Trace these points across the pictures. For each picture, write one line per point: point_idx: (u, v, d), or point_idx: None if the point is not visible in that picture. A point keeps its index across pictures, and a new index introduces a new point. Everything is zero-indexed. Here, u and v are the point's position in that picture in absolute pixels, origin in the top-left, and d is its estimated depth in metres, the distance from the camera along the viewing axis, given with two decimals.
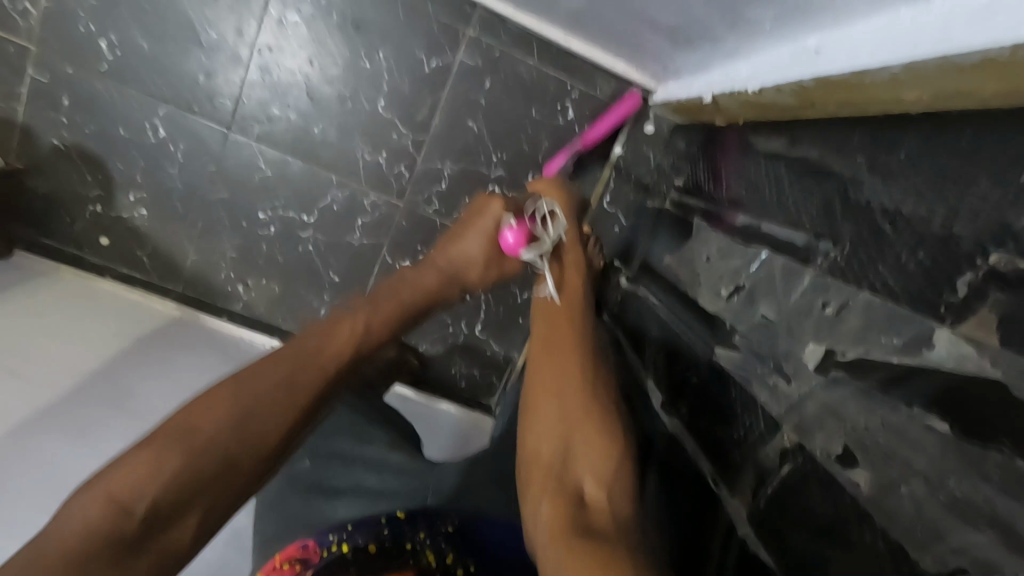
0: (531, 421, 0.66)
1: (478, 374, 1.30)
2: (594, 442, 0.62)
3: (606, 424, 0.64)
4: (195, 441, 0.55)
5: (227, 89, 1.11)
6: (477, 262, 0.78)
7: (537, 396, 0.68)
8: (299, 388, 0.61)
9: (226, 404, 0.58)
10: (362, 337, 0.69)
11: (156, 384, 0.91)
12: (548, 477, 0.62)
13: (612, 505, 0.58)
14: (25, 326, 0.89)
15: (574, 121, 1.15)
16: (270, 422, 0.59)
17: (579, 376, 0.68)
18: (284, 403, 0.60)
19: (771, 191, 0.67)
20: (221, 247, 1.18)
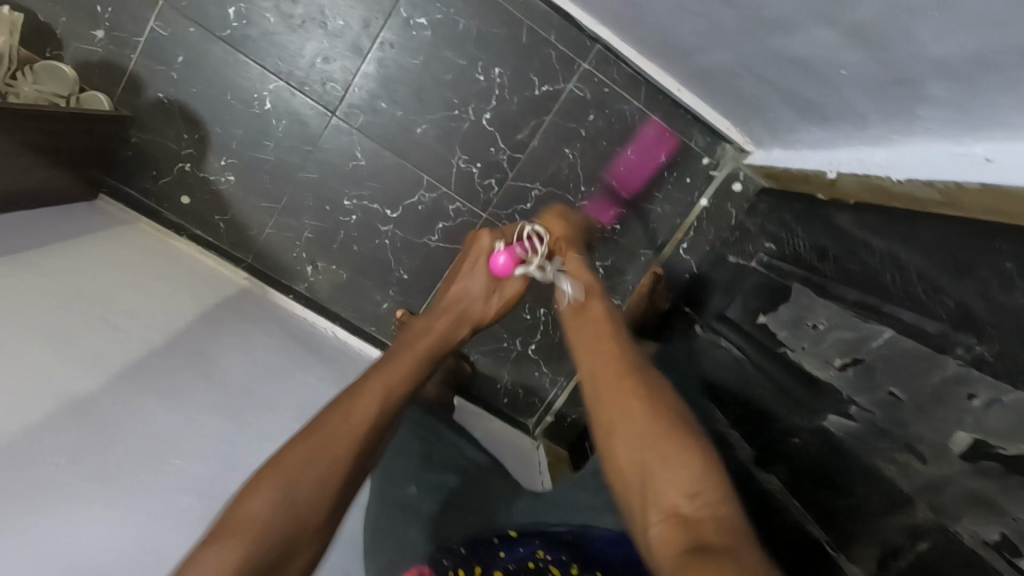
0: (611, 454, 0.60)
1: (523, 393, 1.31)
2: (672, 456, 0.55)
3: (683, 438, 0.57)
4: (272, 503, 0.52)
5: (340, 75, 1.13)
6: (481, 295, 0.81)
7: (608, 426, 0.61)
8: (343, 436, 0.58)
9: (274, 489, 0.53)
10: (393, 387, 0.64)
11: (233, 357, 0.91)
12: (645, 505, 0.55)
13: (715, 514, 0.50)
14: (111, 283, 0.87)
15: (665, 165, 1.18)
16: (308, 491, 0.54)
17: (637, 391, 0.62)
18: (333, 457, 0.56)
19: (891, 275, 0.70)
20: (300, 226, 1.19)
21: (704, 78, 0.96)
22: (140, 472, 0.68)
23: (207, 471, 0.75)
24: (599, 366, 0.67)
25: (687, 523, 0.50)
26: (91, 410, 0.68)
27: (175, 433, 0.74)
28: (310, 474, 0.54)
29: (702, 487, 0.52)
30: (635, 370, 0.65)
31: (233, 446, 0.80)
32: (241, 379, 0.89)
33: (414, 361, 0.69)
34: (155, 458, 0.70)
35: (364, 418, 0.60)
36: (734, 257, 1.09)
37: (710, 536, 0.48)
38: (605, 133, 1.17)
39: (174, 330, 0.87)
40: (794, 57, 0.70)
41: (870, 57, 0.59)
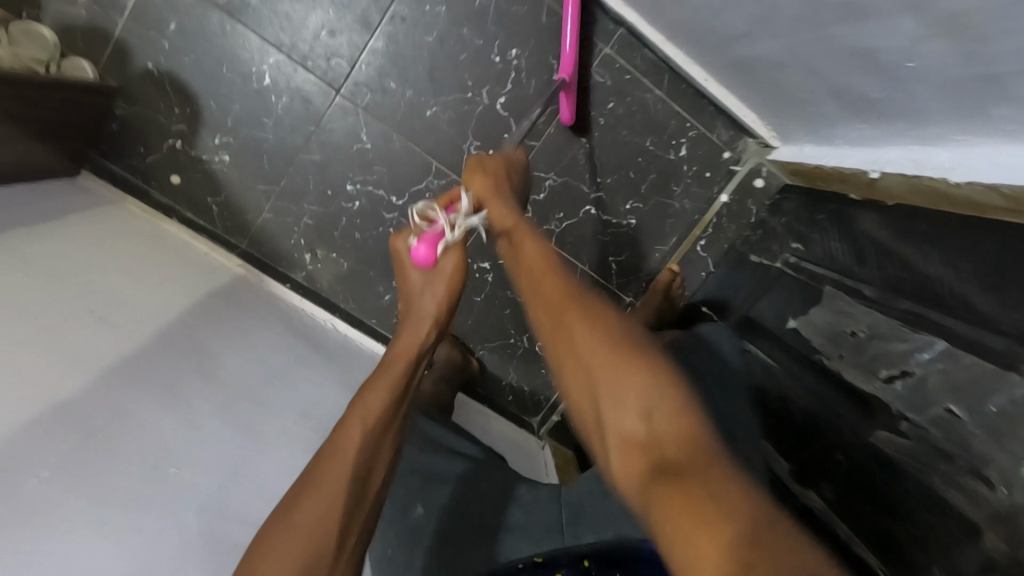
0: (558, 374, 0.57)
1: (528, 392, 1.26)
2: (622, 380, 0.51)
3: (596, 344, 0.54)
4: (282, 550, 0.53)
5: (347, 50, 1.05)
6: (424, 286, 0.79)
7: (546, 344, 0.60)
8: (347, 450, 0.62)
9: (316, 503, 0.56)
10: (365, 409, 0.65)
11: (235, 355, 0.85)
12: (604, 438, 0.51)
13: (671, 432, 0.46)
14: (101, 272, 0.80)
15: (685, 159, 1.13)
16: (330, 492, 0.58)
17: (564, 303, 0.60)
18: (331, 487, 0.58)
19: (945, 284, 0.66)
20: (300, 211, 1.12)
21: (739, 67, 0.91)
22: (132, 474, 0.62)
23: (206, 484, 0.69)
24: (531, 287, 0.65)
25: (650, 446, 0.47)
26: (80, 416, 0.62)
27: (169, 435, 0.68)
28: (313, 503, 0.56)
29: (656, 393, 0.49)
30: (574, 296, 0.60)
31: (236, 455, 0.74)
32: (243, 380, 0.83)
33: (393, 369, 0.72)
34: (150, 470, 0.64)
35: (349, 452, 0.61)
36: (757, 257, 1.05)
37: (674, 456, 0.45)
38: (625, 123, 1.11)
39: (172, 325, 0.81)
40: (855, 46, 0.65)
41: (951, 48, 0.55)
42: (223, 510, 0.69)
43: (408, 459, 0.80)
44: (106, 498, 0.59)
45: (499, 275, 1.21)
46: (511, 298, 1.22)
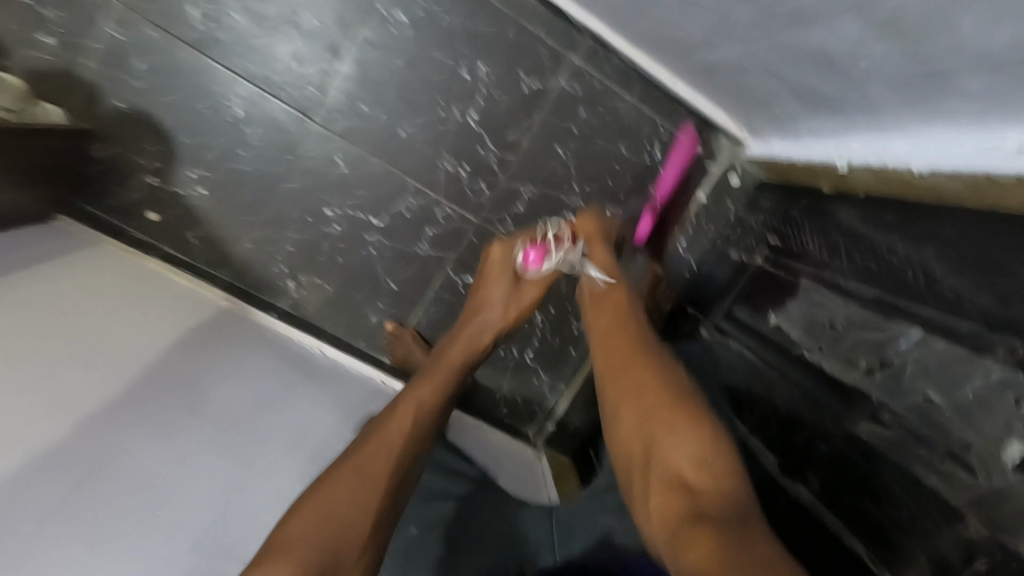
0: (617, 423, 0.64)
1: (522, 402, 1.26)
2: (677, 428, 0.58)
3: (665, 404, 0.61)
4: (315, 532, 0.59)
5: (317, 78, 1.06)
6: (499, 304, 0.88)
7: (612, 395, 0.66)
8: (395, 433, 0.70)
9: (352, 481, 0.64)
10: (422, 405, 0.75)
11: (227, 387, 0.85)
12: (648, 474, 0.58)
13: (717, 481, 0.53)
14: (85, 310, 0.81)
15: (659, 162, 1.15)
16: (368, 487, 0.64)
17: (638, 361, 0.67)
18: (370, 476, 0.65)
19: (914, 272, 0.67)
20: (281, 240, 1.12)
21: (703, 70, 0.93)
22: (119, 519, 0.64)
23: (196, 520, 0.70)
24: (609, 345, 0.72)
25: (690, 493, 0.53)
26: (65, 461, 0.63)
27: (157, 476, 0.69)
28: (355, 496, 0.63)
29: (707, 451, 0.55)
30: (645, 356, 0.68)
31: (226, 486, 0.75)
32: (235, 408, 0.83)
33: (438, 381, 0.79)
34: (135, 510, 0.66)
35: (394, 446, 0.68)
36: (737, 253, 1.08)
37: (710, 506, 0.50)
38: (597, 130, 1.12)
39: (160, 359, 0.82)
40: (810, 47, 0.66)
41: (899, 46, 0.56)
42: (214, 544, 0.70)
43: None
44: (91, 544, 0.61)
45: None
46: None
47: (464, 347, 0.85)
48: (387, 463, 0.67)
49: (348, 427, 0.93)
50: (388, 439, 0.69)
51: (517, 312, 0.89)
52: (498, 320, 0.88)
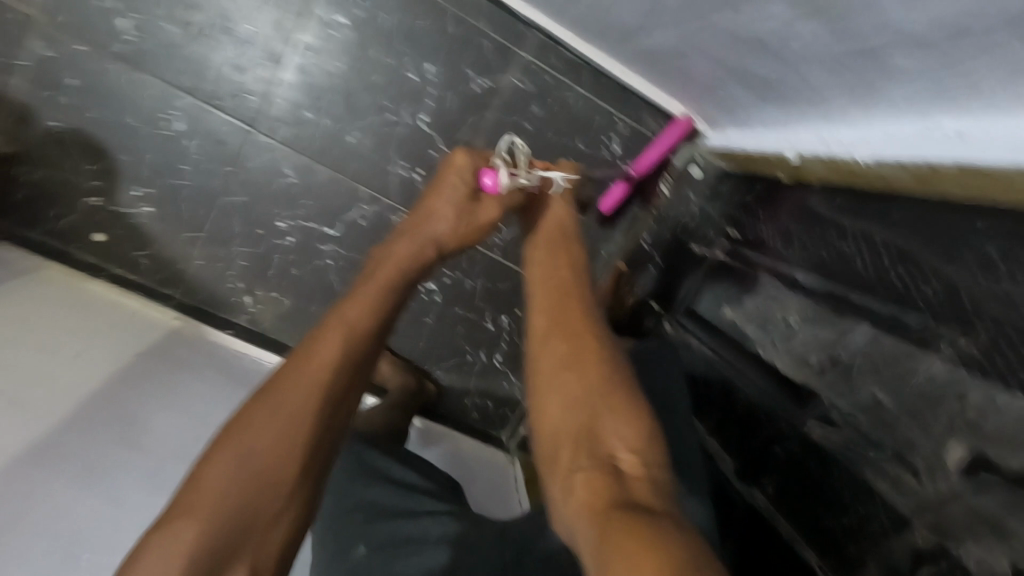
0: (544, 391, 0.57)
1: (492, 406, 1.24)
2: (619, 404, 0.52)
3: (607, 378, 0.55)
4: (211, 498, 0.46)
5: (257, 86, 1.02)
6: (451, 211, 0.69)
7: (543, 358, 0.59)
8: (305, 381, 0.52)
9: (262, 423, 0.49)
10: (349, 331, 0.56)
11: (169, 420, 0.83)
12: (577, 448, 0.52)
13: (652, 474, 0.48)
14: (16, 343, 0.78)
15: (617, 155, 1.12)
16: (284, 431, 0.50)
17: (577, 315, 0.61)
18: (286, 417, 0.50)
19: (865, 263, 0.65)
20: (231, 254, 1.09)
21: (649, 59, 0.90)
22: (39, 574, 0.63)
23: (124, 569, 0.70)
24: (544, 288, 0.64)
25: (620, 479, 0.48)
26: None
27: (84, 528, 0.69)
28: (262, 446, 0.49)
29: (643, 436, 0.51)
30: (586, 313, 0.62)
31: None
32: (175, 442, 0.82)
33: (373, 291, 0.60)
34: (57, 562, 0.65)
35: (316, 370, 0.52)
36: (697, 246, 1.05)
37: (642, 497, 0.46)
38: (552, 125, 1.09)
39: (97, 391, 0.79)
40: (742, 33, 0.63)
41: (826, 26, 0.53)
42: None
43: (348, 499, 0.78)
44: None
45: (446, 293, 1.19)
46: (462, 314, 1.19)
47: (398, 265, 0.64)
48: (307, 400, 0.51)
49: None
50: (281, 407, 0.50)
51: (471, 236, 0.71)
52: (448, 236, 0.69)
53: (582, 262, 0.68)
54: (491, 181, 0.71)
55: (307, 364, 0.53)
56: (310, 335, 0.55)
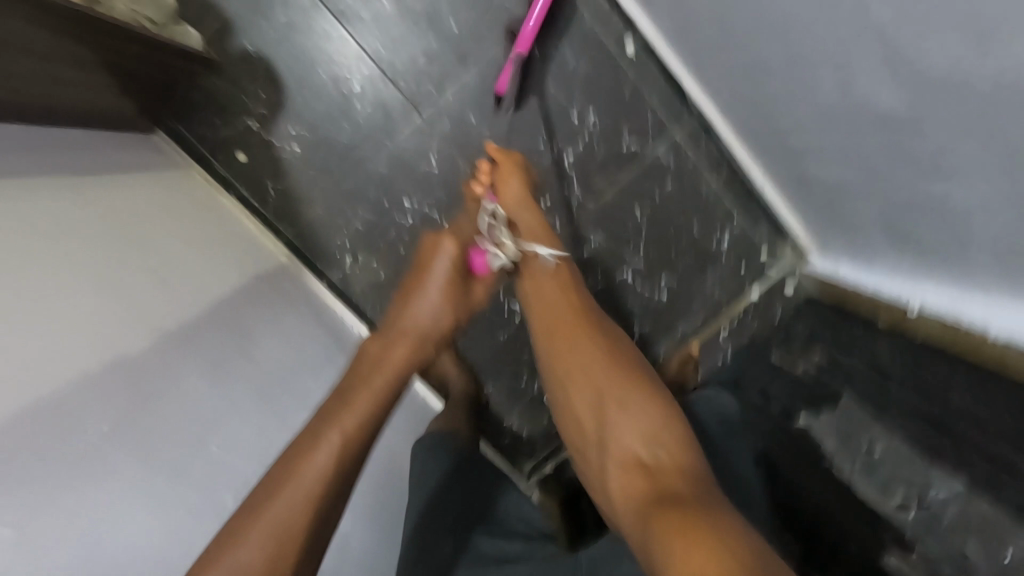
0: (565, 405, 0.70)
1: (525, 437, 1.24)
2: (628, 407, 0.63)
3: (610, 382, 0.66)
4: (265, 529, 0.48)
5: (438, 78, 1.10)
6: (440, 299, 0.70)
7: (559, 375, 0.70)
8: (327, 439, 0.53)
9: (290, 475, 0.51)
10: (377, 405, 0.58)
11: (273, 342, 0.87)
12: (604, 451, 0.63)
13: (667, 456, 0.58)
14: (163, 232, 0.83)
15: (724, 250, 1.19)
16: (310, 482, 0.51)
17: (580, 326, 0.71)
18: (309, 469, 0.51)
19: (967, 430, 0.73)
20: (351, 214, 1.14)
21: (801, 182, 0.98)
22: (180, 446, 0.63)
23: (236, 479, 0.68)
24: (551, 308, 0.73)
25: (647, 469, 0.57)
26: (136, 373, 0.63)
27: (213, 413, 0.70)
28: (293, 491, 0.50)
29: (653, 418, 0.62)
30: (591, 324, 0.71)
31: (265, 442, 0.75)
32: (278, 363, 0.85)
33: (382, 371, 0.61)
34: (194, 438, 0.66)
35: (335, 431, 0.54)
36: (777, 353, 1.06)
37: (670, 483, 0.54)
38: (677, 203, 1.17)
39: (222, 298, 0.83)
40: (921, 196, 0.71)
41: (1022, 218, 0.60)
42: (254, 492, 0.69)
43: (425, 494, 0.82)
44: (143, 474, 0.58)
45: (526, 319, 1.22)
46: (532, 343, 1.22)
47: (399, 351, 0.64)
48: (328, 461, 0.52)
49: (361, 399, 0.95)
50: (310, 458, 0.52)
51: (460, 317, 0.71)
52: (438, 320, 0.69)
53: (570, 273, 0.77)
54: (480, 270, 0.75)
55: (336, 423, 0.54)
56: (332, 402, 0.57)
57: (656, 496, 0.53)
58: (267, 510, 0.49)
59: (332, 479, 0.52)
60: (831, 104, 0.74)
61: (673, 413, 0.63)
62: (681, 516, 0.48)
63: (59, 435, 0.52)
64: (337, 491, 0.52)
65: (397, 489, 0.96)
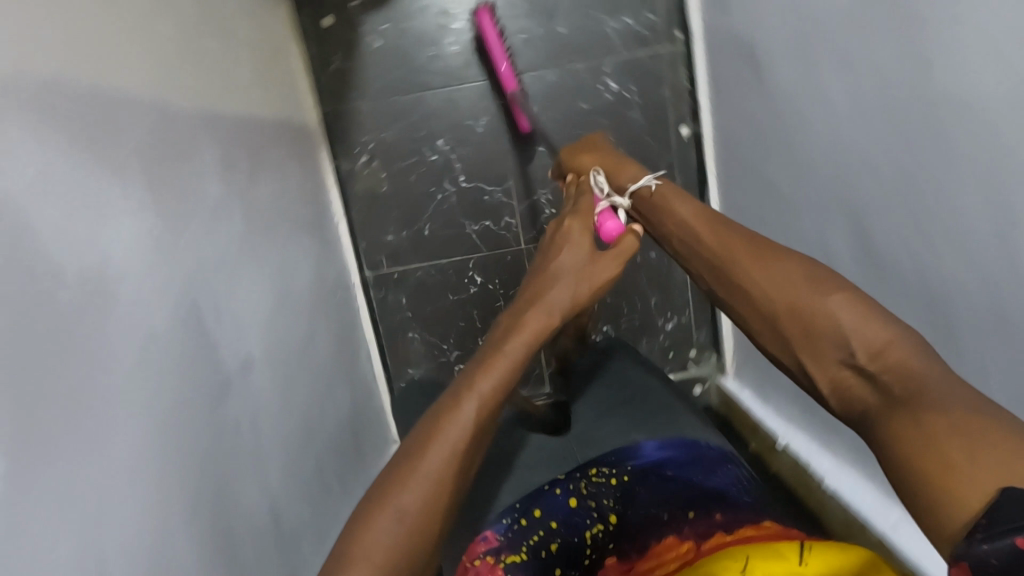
0: (757, 321, 0.62)
1: (420, 391, 1.33)
2: (836, 310, 0.56)
3: (799, 295, 0.58)
4: (418, 472, 0.53)
5: (526, 60, 1.19)
6: (572, 275, 0.71)
7: (729, 290, 0.64)
8: (465, 404, 0.57)
9: (444, 433, 0.56)
10: (510, 376, 0.61)
11: (274, 180, 0.91)
12: (812, 353, 0.57)
13: (885, 350, 0.52)
14: (232, 36, 0.87)
15: (666, 330, 1.27)
16: (455, 438, 0.55)
17: (723, 235, 0.67)
18: (450, 420, 0.56)
19: None
20: (390, 125, 1.21)
21: None
22: (189, 205, 0.65)
23: (232, 263, 0.72)
24: (680, 228, 0.71)
25: (873, 377, 0.52)
26: (173, 123, 0.65)
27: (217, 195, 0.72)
28: (439, 445, 0.55)
29: (857, 320, 0.54)
30: (732, 227, 0.68)
31: (246, 245, 0.77)
32: (271, 197, 0.89)
33: (514, 350, 0.63)
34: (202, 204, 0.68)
35: (474, 396, 0.58)
36: None
37: (904, 381, 0.50)
38: None
39: (250, 118, 0.87)
40: None
41: None
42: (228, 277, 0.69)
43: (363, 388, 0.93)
44: (153, 196, 0.59)
45: (480, 293, 1.30)
46: (473, 317, 1.31)
47: (533, 331, 0.65)
48: (469, 421, 0.57)
49: (315, 273, 1.00)
50: (456, 415, 0.57)
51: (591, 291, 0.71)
52: (569, 304, 0.70)
53: (671, 189, 0.75)
54: (615, 226, 0.76)
55: (474, 389, 0.59)
56: (465, 373, 0.62)
57: (884, 403, 0.51)
58: (424, 454, 0.55)
59: (473, 433, 0.57)
60: (808, 252, 0.88)
61: (892, 314, 0.55)
62: (919, 417, 0.48)
63: (100, 118, 0.53)
64: (475, 445, 0.57)
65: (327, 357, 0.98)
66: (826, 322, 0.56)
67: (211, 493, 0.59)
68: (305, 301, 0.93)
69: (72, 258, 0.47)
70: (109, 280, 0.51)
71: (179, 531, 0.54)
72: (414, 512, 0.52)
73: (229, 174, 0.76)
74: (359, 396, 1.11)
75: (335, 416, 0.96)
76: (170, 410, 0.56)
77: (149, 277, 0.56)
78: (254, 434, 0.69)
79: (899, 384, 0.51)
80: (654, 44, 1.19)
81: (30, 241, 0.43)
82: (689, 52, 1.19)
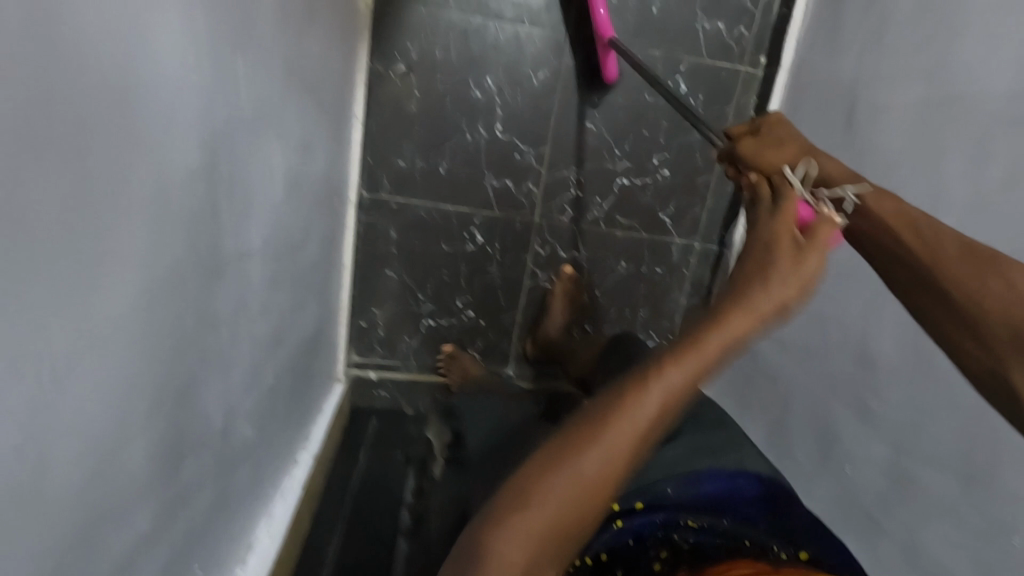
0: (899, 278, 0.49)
1: (378, 334, 1.21)
2: (988, 278, 0.43)
3: (935, 260, 0.47)
4: (536, 500, 0.39)
5: (607, 28, 1.10)
6: (768, 239, 0.45)
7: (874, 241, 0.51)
8: (631, 405, 0.40)
9: (589, 448, 0.40)
10: (699, 377, 0.41)
11: (317, 51, 0.76)
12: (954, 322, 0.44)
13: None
14: None
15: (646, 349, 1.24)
16: (605, 451, 0.39)
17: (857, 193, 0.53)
18: (602, 425, 0.40)
19: None
20: (442, 40, 1.07)
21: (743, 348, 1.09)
22: (236, 38, 0.51)
23: (256, 130, 0.58)
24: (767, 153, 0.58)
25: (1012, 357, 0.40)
26: None
27: (265, 40, 0.57)
28: (582, 461, 0.39)
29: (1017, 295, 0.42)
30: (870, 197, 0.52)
31: (274, 111, 0.62)
32: (310, 69, 0.74)
33: (726, 339, 0.41)
34: (249, 43, 0.54)
35: (651, 394, 0.40)
36: None
37: None
38: (649, 286, 1.25)
39: None
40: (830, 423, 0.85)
41: (885, 490, 0.75)
42: (243, 145, 0.55)
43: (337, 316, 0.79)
44: (207, 16, 0.45)
45: (475, 253, 1.20)
46: (460, 274, 1.20)
47: (739, 322, 0.41)
48: (623, 427, 0.40)
49: (324, 173, 0.86)
50: (611, 420, 0.40)
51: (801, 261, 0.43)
52: (791, 284, 0.43)
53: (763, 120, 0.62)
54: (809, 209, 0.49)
55: (654, 378, 0.41)
56: (653, 360, 0.42)
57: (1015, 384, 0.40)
58: (558, 470, 0.39)
59: (628, 448, 0.40)
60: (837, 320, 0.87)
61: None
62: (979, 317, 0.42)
63: None
64: (629, 465, 0.41)
65: (309, 271, 0.85)
66: (897, 244, 0.49)
67: (171, 399, 0.48)
68: (307, 201, 0.79)
69: (98, 47, 0.34)
70: (134, 97, 0.38)
71: (137, 435, 0.43)
72: (541, 534, 0.38)
73: (280, 26, 0.62)
74: (323, 323, 0.99)
75: (299, 337, 0.84)
76: (156, 284, 0.43)
77: (179, 116, 0.43)
78: (228, 338, 0.57)
79: (972, 303, 0.43)
80: (736, 62, 1.13)
81: (57, 11, 0.31)
82: (767, 83, 1.13)
